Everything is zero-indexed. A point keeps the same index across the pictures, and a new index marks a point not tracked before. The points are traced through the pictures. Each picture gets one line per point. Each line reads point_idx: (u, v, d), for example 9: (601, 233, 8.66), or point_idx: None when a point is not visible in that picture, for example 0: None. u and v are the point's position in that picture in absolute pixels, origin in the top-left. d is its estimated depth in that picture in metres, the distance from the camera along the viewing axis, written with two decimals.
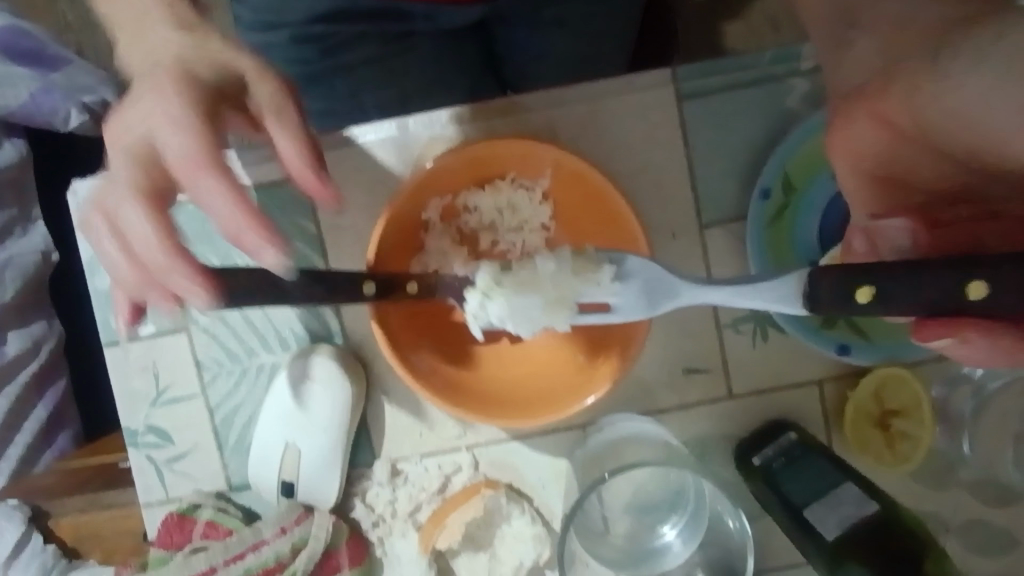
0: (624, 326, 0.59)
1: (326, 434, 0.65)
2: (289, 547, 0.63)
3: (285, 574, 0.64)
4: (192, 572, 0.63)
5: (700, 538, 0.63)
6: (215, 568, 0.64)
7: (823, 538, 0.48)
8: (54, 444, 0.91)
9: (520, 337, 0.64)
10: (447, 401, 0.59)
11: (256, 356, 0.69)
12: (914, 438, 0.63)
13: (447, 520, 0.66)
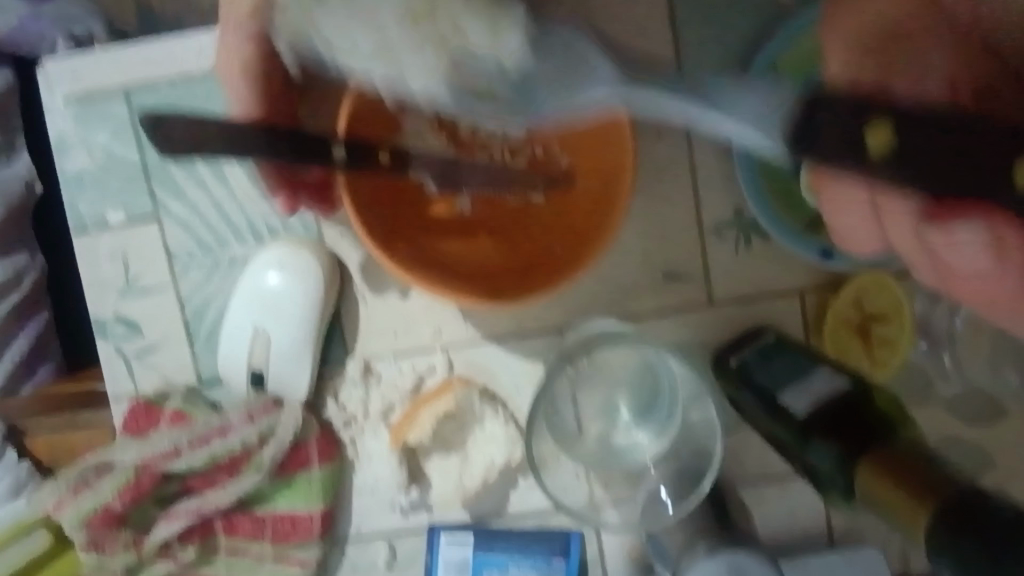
0: (599, 214, 0.59)
1: (297, 326, 0.64)
2: (255, 436, 0.63)
3: (250, 462, 0.64)
4: (156, 453, 0.63)
5: (666, 440, 0.63)
6: (180, 450, 0.63)
7: (792, 415, 0.48)
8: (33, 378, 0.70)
9: (503, 217, 0.59)
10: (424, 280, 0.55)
11: (229, 247, 0.67)
12: (891, 343, 0.62)
13: (420, 416, 0.66)
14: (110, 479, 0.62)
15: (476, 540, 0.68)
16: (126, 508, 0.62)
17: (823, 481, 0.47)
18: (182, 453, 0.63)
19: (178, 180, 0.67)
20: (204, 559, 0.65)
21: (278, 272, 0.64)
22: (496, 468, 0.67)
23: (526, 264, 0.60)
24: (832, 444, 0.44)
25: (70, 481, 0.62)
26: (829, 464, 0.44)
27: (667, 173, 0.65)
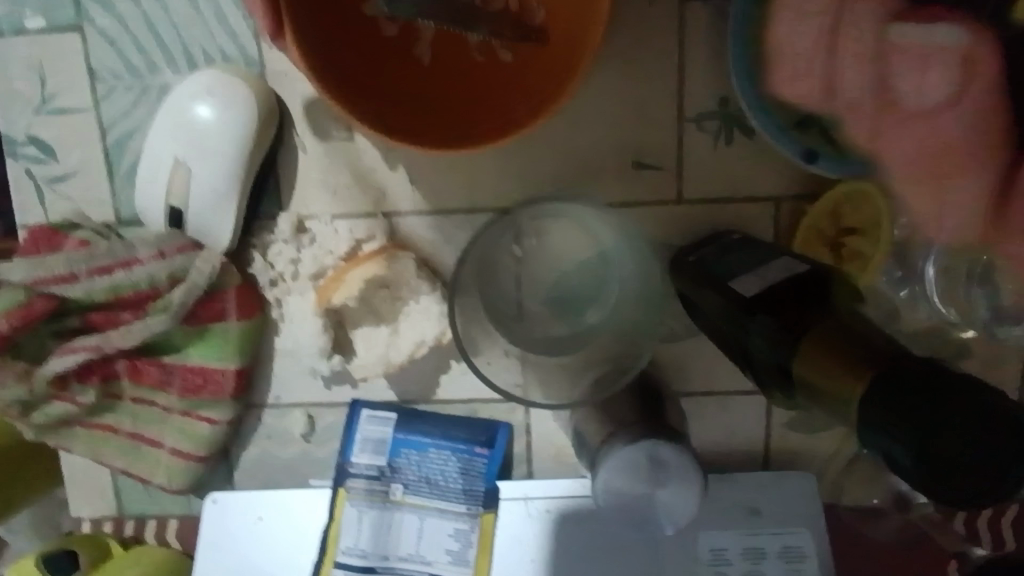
0: (565, 69, 0.51)
1: (224, 165, 0.58)
2: (165, 274, 0.58)
3: (160, 302, 0.59)
4: (51, 275, 0.57)
5: (609, 325, 0.58)
6: (77, 276, 0.58)
7: (738, 296, 0.44)
8: None
9: (465, 78, 0.54)
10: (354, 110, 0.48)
11: (160, 73, 0.61)
12: (865, 258, 0.56)
13: (346, 276, 0.61)
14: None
15: (398, 419, 0.65)
16: (12, 332, 0.57)
17: (764, 372, 0.43)
18: (79, 281, 0.58)
19: None
20: (103, 408, 0.63)
21: (207, 101, 0.57)
22: (427, 347, 0.62)
23: (477, 110, 0.52)
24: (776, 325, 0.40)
25: None
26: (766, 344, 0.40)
27: (652, 50, 0.58)
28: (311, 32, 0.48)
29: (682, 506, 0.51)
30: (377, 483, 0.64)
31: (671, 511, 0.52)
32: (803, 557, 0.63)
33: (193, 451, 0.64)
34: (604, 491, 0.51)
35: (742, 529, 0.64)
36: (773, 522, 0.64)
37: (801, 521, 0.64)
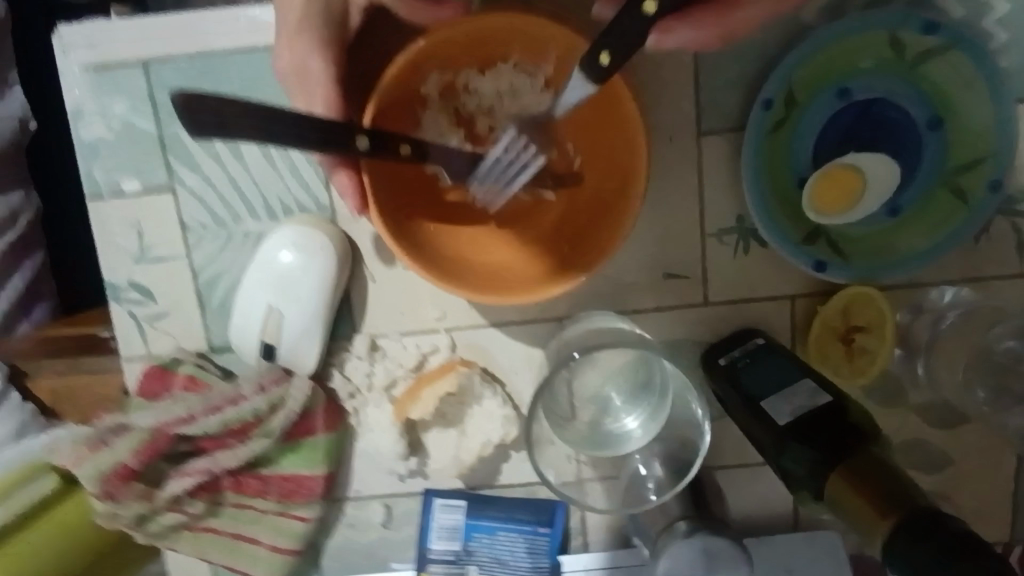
0: (614, 220, 0.61)
1: (311, 303, 0.67)
2: (266, 405, 0.67)
3: (260, 427, 0.68)
4: (172, 417, 0.66)
5: (658, 427, 0.65)
6: (194, 415, 0.67)
7: (773, 423, 0.52)
8: (31, 315, 0.89)
9: (511, 222, 0.65)
10: (433, 272, 0.59)
11: (243, 222, 0.69)
12: (871, 353, 0.66)
13: (422, 394, 0.69)
14: (127, 438, 0.66)
15: (467, 507, 0.73)
16: (142, 467, 0.66)
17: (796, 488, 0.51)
18: (196, 420, 0.66)
19: (194, 153, 0.68)
20: (210, 512, 0.70)
21: (292, 250, 0.66)
22: (492, 446, 0.71)
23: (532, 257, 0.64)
24: (810, 457, 0.48)
25: (89, 439, 0.66)
26: (801, 468, 0.49)
27: (674, 178, 0.67)
28: (394, 210, 0.59)
29: None
30: (454, 566, 0.73)
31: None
32: None
33: (291, 547, 0.71)
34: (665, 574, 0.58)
35: None
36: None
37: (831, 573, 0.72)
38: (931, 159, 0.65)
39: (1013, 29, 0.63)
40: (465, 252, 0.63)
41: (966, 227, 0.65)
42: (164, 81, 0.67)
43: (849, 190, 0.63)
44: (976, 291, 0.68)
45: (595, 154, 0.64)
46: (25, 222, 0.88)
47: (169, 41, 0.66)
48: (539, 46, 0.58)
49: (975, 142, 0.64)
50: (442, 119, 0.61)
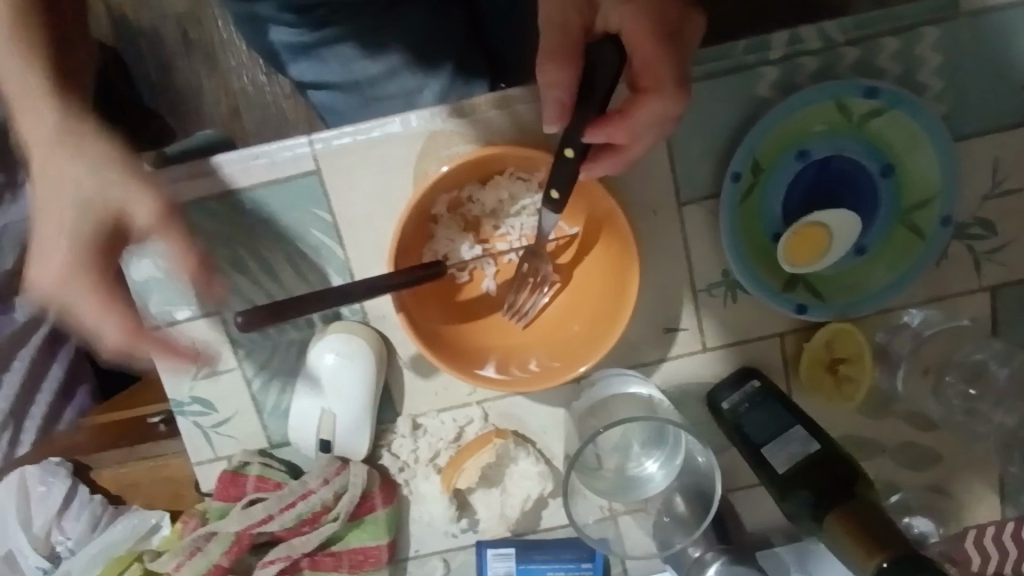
0: (616, 300, 0.69)
1: (355, 400, 0.75)
2: (332, 494, 0.75)
3: (329, 514, 0.76)
4: (252, 519, 0.74)
5: (676, 470, 0.75)
6: (272, 515, 0.75)
7: (775, 471, 0.63)
8: (74, 402, 1.10)
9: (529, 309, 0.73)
10: (467, 370, 0.70)
11: (286, 333, 0.77)
12: (855, 380, 0.75)
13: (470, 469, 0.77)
14: (217, 541, 0.75)
15: (517, 553, 0.81)
16: (232, 563, 0.75)
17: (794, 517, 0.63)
18: (274, 518, 0.74)
19: (235, 279, 0.76)
20: None
21: (335, 357, 0.74)
22: (532, 499, 0.79)
23: (553, 336, 0.74)
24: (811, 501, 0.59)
25: (185, 547, 0.75)
26: (803, 512, 0.60)
27: (664, 246, 0.74)
28: (426, 326, 0.70)
29: None
30: None
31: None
32: None
33: None
34: None
35: None
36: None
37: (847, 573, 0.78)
38: (889, 203, 0.72)
39: (948, 77, 0.70)
40: (492, 343, 0.74)
41: (928, 256, 0.72)
42: (198, 221, 0.74)
43: (818, 243, 0.71)
44: (942, 309, 0.76)
45: (586, 226, 0.72)
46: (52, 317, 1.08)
47: (196, 184, 0.73)
48: (531, 161, 0.68)
49: (923, 183, 0.72)
50: (454, 227, 0.71)
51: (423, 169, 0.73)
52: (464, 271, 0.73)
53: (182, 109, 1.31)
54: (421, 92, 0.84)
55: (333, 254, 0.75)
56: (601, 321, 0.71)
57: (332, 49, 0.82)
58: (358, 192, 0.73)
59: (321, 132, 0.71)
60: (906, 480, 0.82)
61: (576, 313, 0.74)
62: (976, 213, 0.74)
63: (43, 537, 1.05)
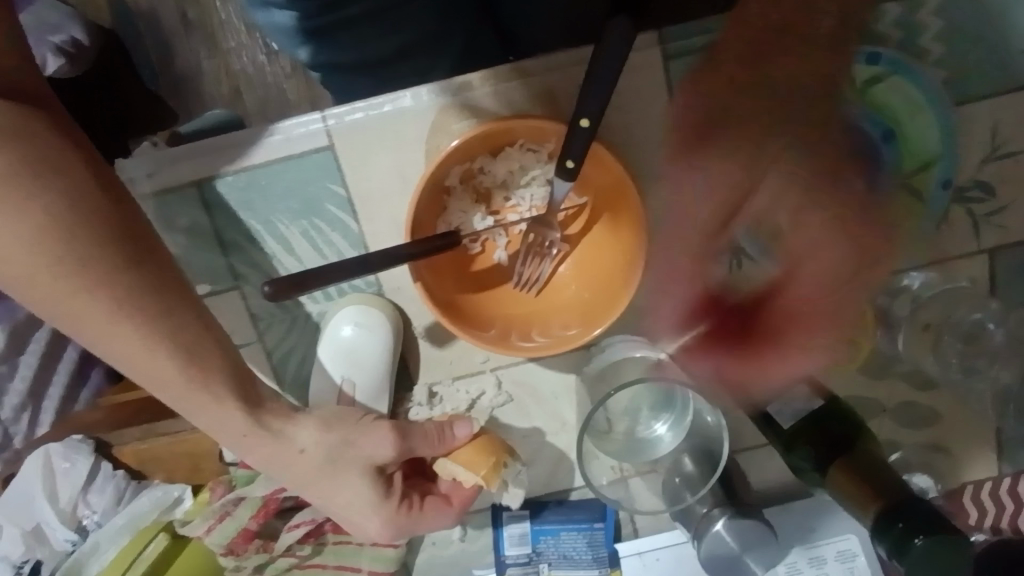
0: (626, 268, 0.71)
1: (375, 367, 0.79)
2: None
3: None
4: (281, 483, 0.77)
5: (685, 429, 0.78)
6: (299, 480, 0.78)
7: (779, 427, 0.64)
8: (89, 381, 1.08)
9: (540, 278, 0.75)
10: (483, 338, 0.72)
11: (304, 305, 0.80)
12: (857, 342, 0.77)
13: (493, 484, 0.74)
14: (245, 506, 0.78)
15: (532, 514, 0.84)
16: (260, 526, 0.78)
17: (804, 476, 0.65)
18: None
19: (254, 255, 0.78)
20: (316, 551, 0.82)
21: (354, 327, 0.77)
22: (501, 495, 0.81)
23: (564, 302, 0.76)
24: (814, 456, 0.62)
25: (214, 512, 0.79)
26: (808, 466, 0.62)
27: None
28: (441, 298, 0.72)
29: (767, 555, 0.80)
30: (528, 566, 0.85)
31: (765, 559, 0.80)
32: (853, 555, 0.82)
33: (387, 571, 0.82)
34: (705, 552, 0.77)
35: (804, 543, 0.83)
36: (826, 535, 0.83)
37: (847, 529, 0.83)
38: (892, 168, 0.73)
39: (950, 41, 0.71)
40: (504, 309, 0.76)
41: (926, 221, 0.74)
42: (217, 197, 0.75)
43: None
44: (940, 271, 0.78)
45: (596, 197, 0.74)
46: None
47: (214, 161, 0.74)
48: (541, 132, 0.69)
49: (924, 150, 0.73)
50: (466, 199, 0.73)
51: (434, 143, 0.75)
52: (476, 242, 0.75)
53: (183, 90, 1.32)
54: (432, 72, 0.87)
55: (348, 227, 0.77)
56: (603, 294, 0.74)
57: (345, 31, 0.81)
58: (372, 166, 0.75)
59: (334, 108, 0.72)
60: (904, 439, 0.85)
61: (578, 281, 0.76)
62: (974, 176, 0.75)
63: (71, 511, 1.09)
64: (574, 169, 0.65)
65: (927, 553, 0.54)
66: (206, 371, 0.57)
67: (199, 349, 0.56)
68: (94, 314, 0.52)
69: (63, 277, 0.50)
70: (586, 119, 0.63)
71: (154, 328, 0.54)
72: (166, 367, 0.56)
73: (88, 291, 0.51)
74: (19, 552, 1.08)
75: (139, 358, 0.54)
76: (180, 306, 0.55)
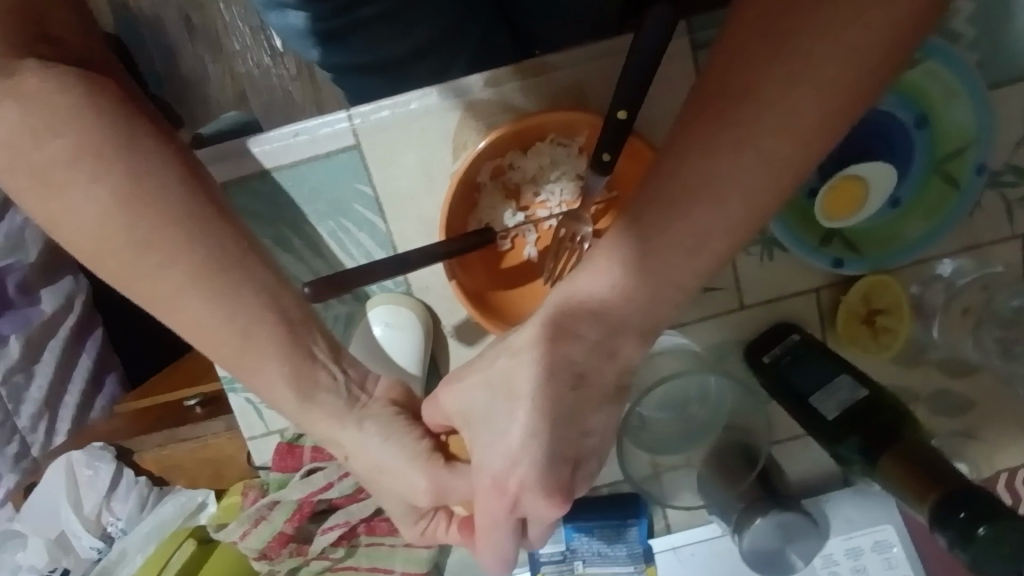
0: None
1: (406, 369, 0.77)
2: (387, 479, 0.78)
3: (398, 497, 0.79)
4: (314, 487, 0.76)
5: (717, 425, 0.78)
6: (332, 482, 0.77)
7: (823, 418, 0.66)
8: (105, 389, 1.18)
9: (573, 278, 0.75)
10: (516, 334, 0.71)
11: (331, 307, 0.79)
12: (893, 330, 0.76)
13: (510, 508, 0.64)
14: (279, 510, 0.78)
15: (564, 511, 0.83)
16: (295, 530, 0.78)
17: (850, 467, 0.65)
18: (334, 484, 0.77)
19: (281, 259, 0.77)
20: (349, 554, 0.81)
21: (384, 328, 0.76)
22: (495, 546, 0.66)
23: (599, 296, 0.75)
24: (862, 444, 0.62)
25: (249, 517, 0.78)
26: (856, 456, 0.63)
27: None
28: (474, 296, 0.72)
29: (808, 548, 0.79)
30: (563, 563, 0.84)
31: (806, 552, 0.79)
32: (891, 546, 0.81)
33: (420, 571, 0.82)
34: (746, 548, 0.76)
35: (842, 534, 0.82)
36: (864, 524, 0.82)
37: (884, 518, 0.82)
38: (923, 154, 0.72)
39: (983, 24, 0.69)
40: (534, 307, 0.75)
41: (961, 207, 0.73)
42: (243, 199, 0.74)
43: (855, 196, 0.70)
44: (974, 258, 0.78)
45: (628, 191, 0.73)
46: (80, 303, 1.13)
47: (240, 163, 0.73)
48: (572, 126, 0.69)
49: (956, 134, 0.72)
50: (497, 195, 0.72)
51: (462, 140, 0.74)
52: (507, 239, 0.74)
53: (189, 96, 1.32)
54: (449, 70, 0.86)
55: (376, 227, 0.76)
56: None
57: (361, 33, 0.80)
58: (399, 165, 0.74)
59: (360, 107, 0.72)
60: (938, 427, 0.84)
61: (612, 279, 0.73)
62: (1008, 161, 0.75)
63: (95, 519, 1.07)
64: (610, 161, 0.64)
65: (995, 541, 0.51)
66: (250, 352, 0.55)
67: (263, 322, 0.55)
68: (168, 284, 0.52)
69: (140, 242, 0.51)
70: (623, 111, 0.62)
71: (222, 299, 0.53)
72: (231, 341, 0.55)
73: (162, 257, 0.52)
74: (45, 561, 1.07)
75: (208, 339, 0.55)
76: (245, 277, 0.54)
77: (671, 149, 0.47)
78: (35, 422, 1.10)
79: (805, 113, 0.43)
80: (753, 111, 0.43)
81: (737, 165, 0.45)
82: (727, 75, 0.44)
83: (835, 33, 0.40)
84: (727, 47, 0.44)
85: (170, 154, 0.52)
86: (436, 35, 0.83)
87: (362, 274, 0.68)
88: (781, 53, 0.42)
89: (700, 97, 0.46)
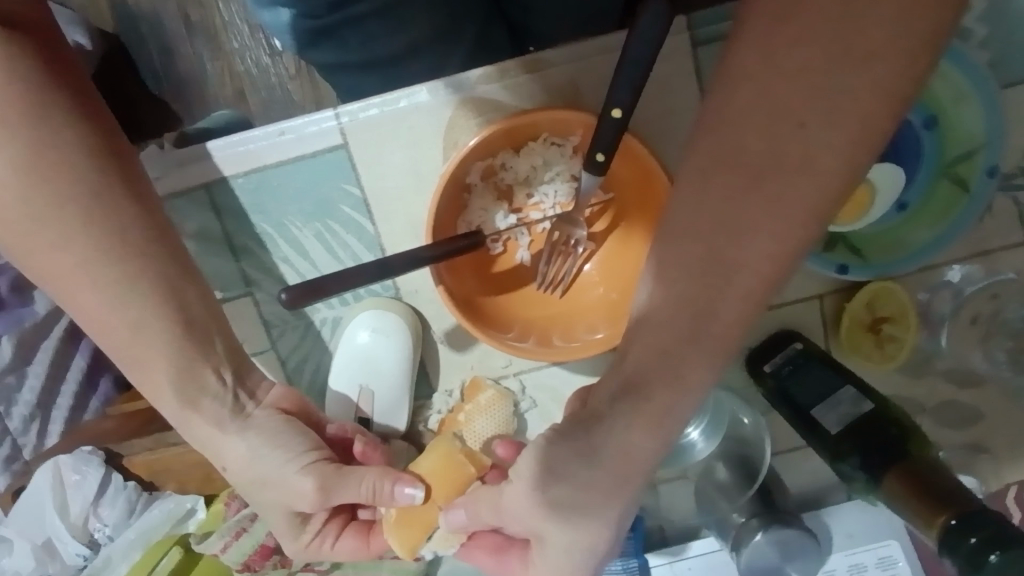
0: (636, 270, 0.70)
1: (392, 374, 0.76)
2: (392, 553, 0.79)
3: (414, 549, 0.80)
4: None
5: (720, 433, 0.74)
6: None
7: (825, 433, 0.64)
8: (98, 392, 1.02)
9: (567, 284, 0.73)
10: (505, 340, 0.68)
11: (318, 311, 0.77)
12: (898, 340, 0.73)
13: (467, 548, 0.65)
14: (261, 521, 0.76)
15: None
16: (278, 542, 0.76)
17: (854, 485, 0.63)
18: None
19: (267, 261, 0.75)
20: (335, 565, 0.78)
21: (371, 332, 0.74)
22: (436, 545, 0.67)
23: (601, 303, 0.73)
24: (863, 462, 0.60)
25: (230, 528, 0.76)
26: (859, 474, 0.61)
27: None
28: (462, 301, 0.69)
29: (807, 567, 0.76)
30: None
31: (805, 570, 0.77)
32: (895, 562, 0.78)
33: None
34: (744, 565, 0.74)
35: (842, 549, 0.79)
36: (867, 540, 0.79)
37: (888, 533, 0.79)
38: (929, 158, 0.69)
39: (995, 21, 0.66)
40: (527, 313, 0.74)
41: (970, 212, 0.70)
42: (226, 200, 0.72)
43: (861, 199, 0.67)
44: (983, 265, 0.75)
45: (622, 193, 0.71)
46: None
47: (220, 162, 0.71)
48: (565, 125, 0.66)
49: (967, 137, 0.69)
50: (488, 196, 0.71)
51: (451, 139, 0.71)
52: (498, 242, 0.72)
53: (187, 94, 1.29)
54: (445, 68, 0.82)
55: (364, 229, 0.74)
56: (631, 293, 0.70)
57: (354, 29, 0.78)
58: (386, 164, 0.72)
59: (347, 105, 0.69)
60: (945, 439, 0.82)
61: (606, 281, 0.73)
62: (1019, 164, 0.72)
63: (82, 524, 1.05)
64: (604, 162, 0.63)
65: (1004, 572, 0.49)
66: (151, 343, 0.53)
67: (164, 313, 0.53)
68: (59, 260, 0.51)
69: (39, 214, 0.49)
70: (617, 110, 0.60)
71: (115, 291, 0.52)
72: (115, 332, 0.53)
73: (59, 234, 0.50)
74: (31, 566, 1.05)
75: (96, 323, 0.53)
76: (152, 264, 0.53)
77: (701, 216, 0.41)
78: (28, 425, 0.97)
79: (863, 162, 0.38)
80: (815, 181, 0.38)
81: (776, 229, 0.40)
82: (758, 128, 0.38)
83: (874, 89, 0.36)
84: (758, 110, 0.38)
85: (106, 144, 0.52)
86: (434, 33, 0.80)
87: (351, 277, 0.66)
88: (830, 111, 0.36)
89: (729, 153, 0.39)
